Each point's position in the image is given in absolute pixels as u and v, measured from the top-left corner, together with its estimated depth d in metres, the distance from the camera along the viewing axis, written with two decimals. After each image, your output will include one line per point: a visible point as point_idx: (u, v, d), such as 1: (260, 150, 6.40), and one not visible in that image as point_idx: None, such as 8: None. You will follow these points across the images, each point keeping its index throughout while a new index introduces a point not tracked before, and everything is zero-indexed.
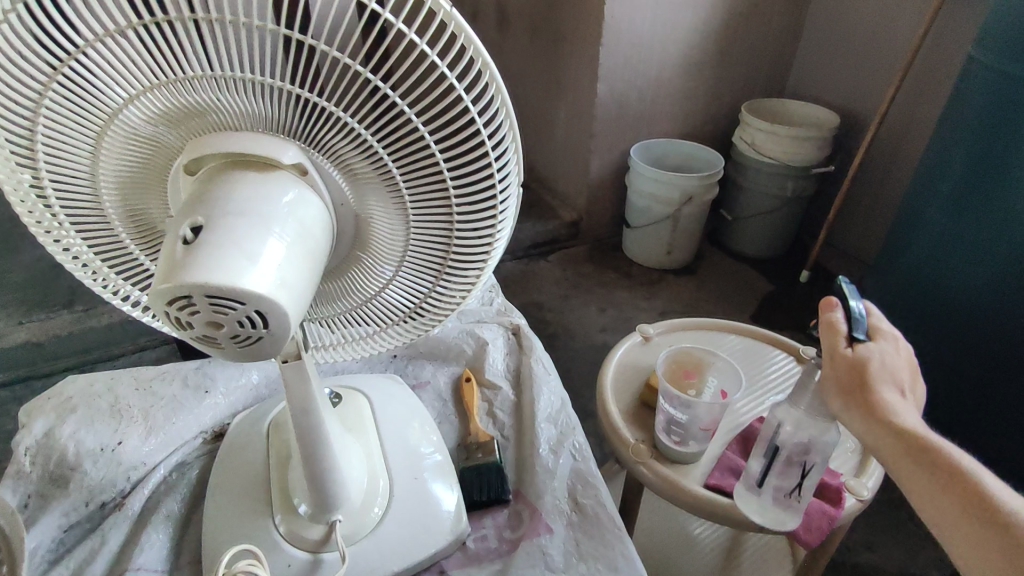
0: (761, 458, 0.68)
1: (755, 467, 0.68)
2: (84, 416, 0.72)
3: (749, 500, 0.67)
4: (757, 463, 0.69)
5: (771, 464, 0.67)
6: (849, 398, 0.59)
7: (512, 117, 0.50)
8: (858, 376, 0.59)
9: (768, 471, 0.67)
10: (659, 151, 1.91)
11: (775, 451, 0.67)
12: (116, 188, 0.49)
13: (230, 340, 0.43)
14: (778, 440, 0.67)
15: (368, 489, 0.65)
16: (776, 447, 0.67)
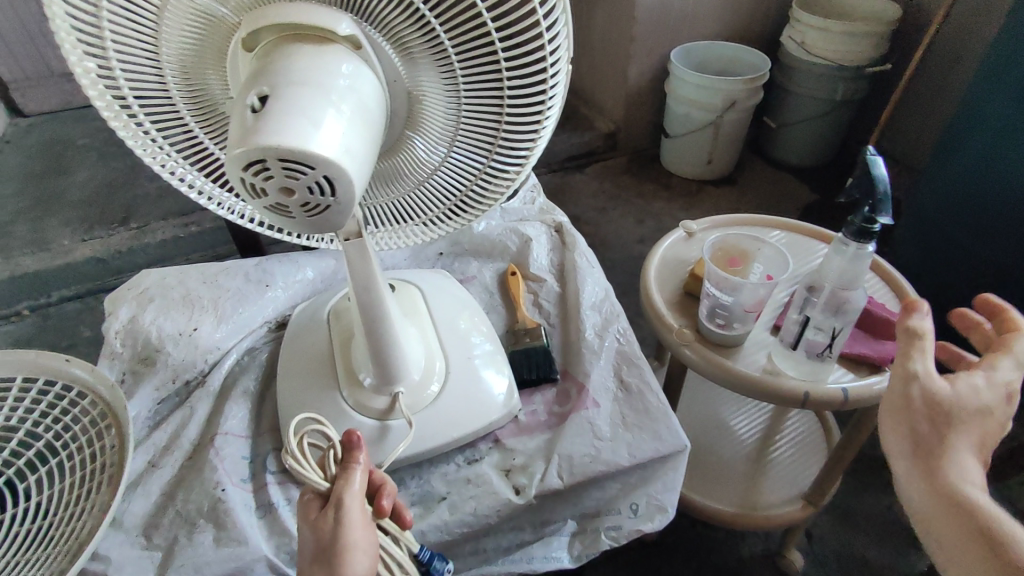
0: (793, 326, 0.71)
1: (789, 333, 0.71)
2: (161, 305, 0.78)
3: (785, 359, 0.71)
4: (791, 330, 0.71)
5: (801, 331, 0.70)
6: (898, 446, 0.50)
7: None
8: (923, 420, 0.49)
9: (800, 337, 0.70)
10: (702, 55, 1.82)
11: (807, 320, 0.69)
12: (179, 68, 0.51)
13: (300, 208, 0.45)
14: (809, 308, 0.70)
15: (427, 367, 0.69)
16: (806, 322, 0.69)
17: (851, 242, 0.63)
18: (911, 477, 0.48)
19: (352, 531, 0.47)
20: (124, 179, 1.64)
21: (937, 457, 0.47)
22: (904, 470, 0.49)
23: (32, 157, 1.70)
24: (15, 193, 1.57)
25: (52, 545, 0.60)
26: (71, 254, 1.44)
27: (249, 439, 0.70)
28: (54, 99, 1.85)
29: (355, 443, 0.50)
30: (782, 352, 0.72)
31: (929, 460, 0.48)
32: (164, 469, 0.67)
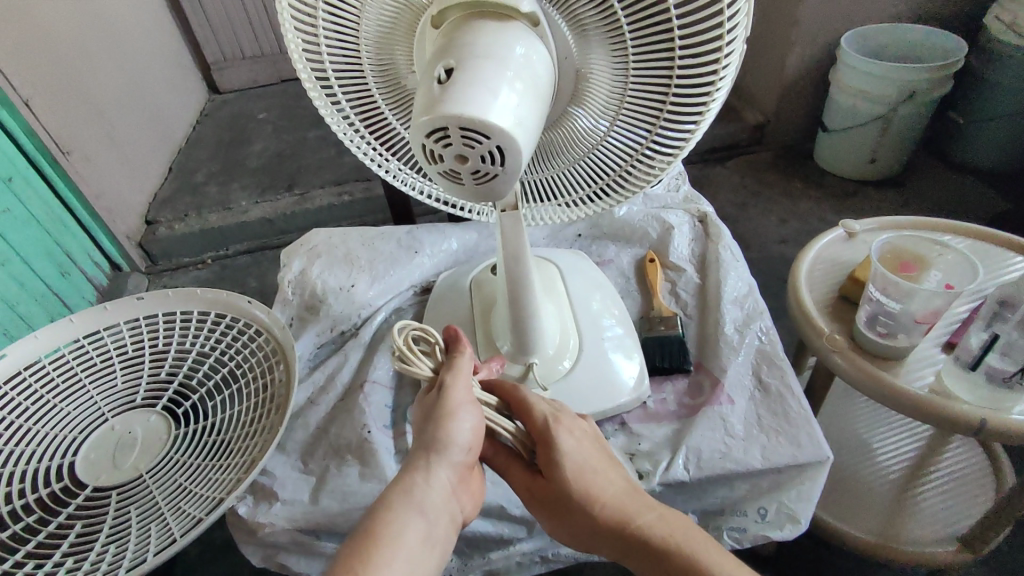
0: (976, 342, 0.64)
1: (971, 349, 0.64)
2: (327, 262, 0.87)
3: (957, 379, 0.64)
4: (972, 346, 0.64)
5: (987, 347, 0.63)
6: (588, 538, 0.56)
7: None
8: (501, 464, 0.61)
9: (984, 355, 0.63)
10: (879, 40, 1.64)
11: (996, 337, 0.63)
12: (374, 45, 0.55)
13: (471, 175, 0.48)
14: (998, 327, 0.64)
15: (561, 343, 0.71)
16: (997, 337, 0.63)
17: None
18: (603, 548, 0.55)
19: (460, 402, 0.54)
20: (292, 151, 1.83)
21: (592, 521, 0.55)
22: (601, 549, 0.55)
23: (222, 128, 1.95)
24: (207, 159, 1.82)
25: (235, 455, 0.71)
26: (246, 213, 1.63)
27: (393, 390, 0.77)
28: (243, 78, 2.11)
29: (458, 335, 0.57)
30: (955, 371, 0.64)
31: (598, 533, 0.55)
32: (322, 406, 0.75)
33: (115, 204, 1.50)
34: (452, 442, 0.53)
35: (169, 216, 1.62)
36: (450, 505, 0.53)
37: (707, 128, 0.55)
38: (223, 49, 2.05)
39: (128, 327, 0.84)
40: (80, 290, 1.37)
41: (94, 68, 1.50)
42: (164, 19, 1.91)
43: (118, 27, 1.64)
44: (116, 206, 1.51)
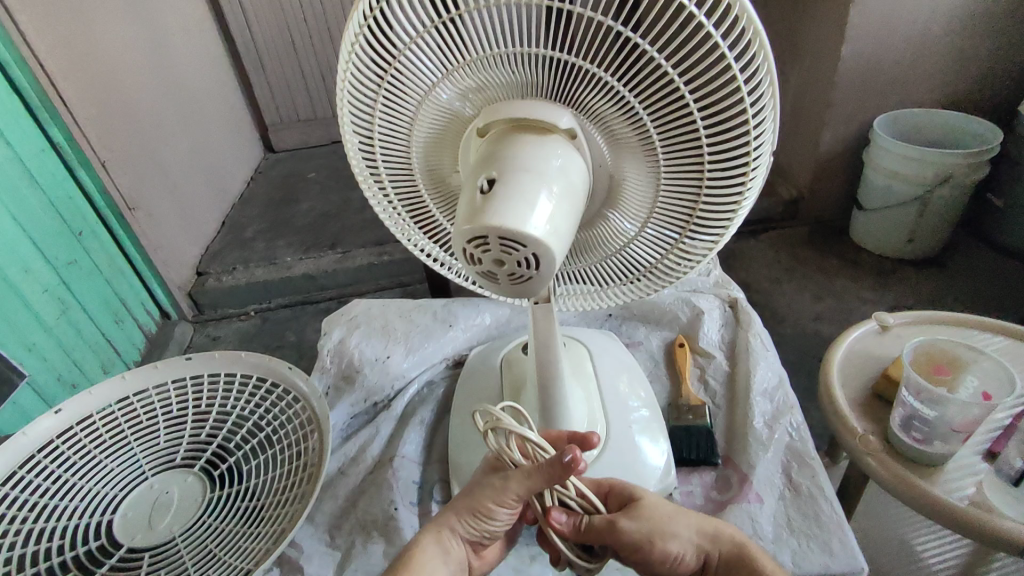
0: None
1: None
2: (365, 332, 0.91)
3: (1001, 493, 0.63)
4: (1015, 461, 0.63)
5: None
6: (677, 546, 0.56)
7: (774, 75, 0.50)
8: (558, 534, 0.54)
9: None
10: (913, 123, 1.66)
11: None
12: (423, 148, 0.61)
13: (507, 277, 0.51)
14: None
15: (588, 429, 0.71)
16: None
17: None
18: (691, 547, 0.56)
19: (507, 501, 0.54)
20: (337, 211, 1.92)
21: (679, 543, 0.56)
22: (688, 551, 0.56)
23: (273, 186, 2.07)
24: (258, 215, 1.92)
25: (265, 524, 0.73)
26: (290, 269, 1.70)
27: (420, 466, 0.78)
28: (296, 139, 2.25)
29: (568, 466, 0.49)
30: (998, 485, 0.63)
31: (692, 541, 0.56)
32: (351, 478, 0.77)
33: (171, 256, 1.59)
34: (487, 521, 0.56)
35: (218, 269, 1.71)
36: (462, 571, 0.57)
37: (736, 230, 0.58)
38: (280, 112, 2.20)
39: (174, 386, 0.87)
40: (131, 337, 1.44)
41: (164, 131, 1.63)
42: (230, 85, 2.06)
43: (189, 93, 1.78)
44: (172, 258, 1.59)
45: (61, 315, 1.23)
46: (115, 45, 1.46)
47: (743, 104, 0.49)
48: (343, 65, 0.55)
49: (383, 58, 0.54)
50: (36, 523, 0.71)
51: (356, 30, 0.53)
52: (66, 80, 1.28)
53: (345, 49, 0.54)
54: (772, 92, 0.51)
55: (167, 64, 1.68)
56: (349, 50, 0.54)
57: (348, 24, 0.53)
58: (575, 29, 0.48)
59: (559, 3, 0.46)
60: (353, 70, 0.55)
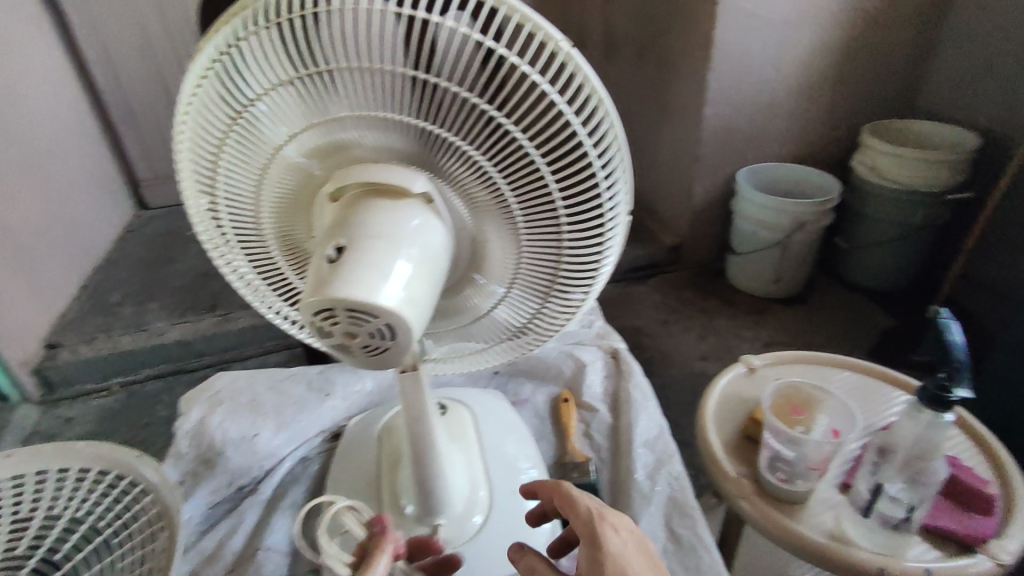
0: (865, 487, 0.66)
1: (860, 495, 0.66)
2: (229, 408, 0.82)
3: (856, 525, 0.65)
4: (861, 492, 0.67)
5: (874, 495, 0.65)
6: None
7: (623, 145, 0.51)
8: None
9: (873, 502, 0.65)
10: (769, 175, 1.84)
11: (880, 485, 0.65)
12: (274, 210, 0.57)
13: (362, 349, 0.48)
14: (880, 473, 0.66)
15: (470, 498, 0.68)
16: (879, 486, 0.65)
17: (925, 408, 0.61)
18: None
19: None
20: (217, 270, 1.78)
21: None
22: None
23: (146, 246, 1.89)
24: (124, 278, 1.74)
25: None
26: (159, 336, 1.53)
27: (289, 556, 0.71)
28: (172, 194, 2.09)
29: (383, 521, 0.53)
30: (852, 517, 0.66)
31: None
32: None
33: (13, 328, 1.39)
34: None
35: (74, 340, 1.51)
36: None
37: (599, 291, 0.59)
38: (154, 167, 2.05)
39: None
40: None
41: (7, 188, 1.45)
42: (93, 137, 1.89)
43: (42, 147, 1.61)
44: (14, 330, 1.39)
45: None
46: None
47: (593, 170, 0.50)
48: (181, 116, 0.51)
49: (227, 112, 0.50)
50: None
51: (192, 85, 0.50)
52: None
53: (184, 99, 0.50)
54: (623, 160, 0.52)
55: (14, 117, 1.52)
56: (185, 106, 0.50)
57: (184, 79, 0.49)
58: (426, 95, 0.47)
59: (406, 69, 0.45)
60: (189, 127, 0.51)
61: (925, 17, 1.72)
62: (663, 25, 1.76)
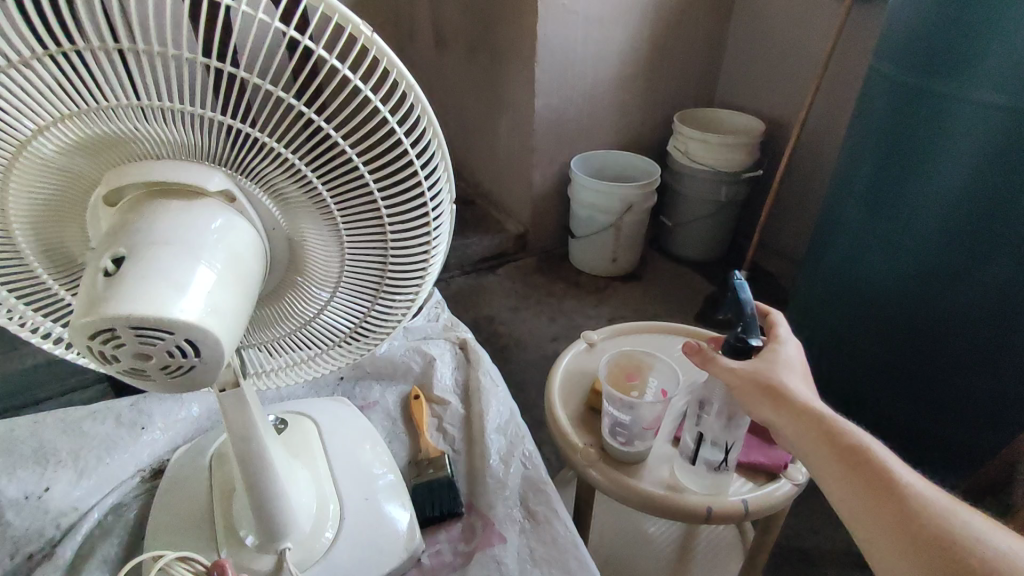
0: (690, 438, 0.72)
1: (687, 446, 0.72)
2: (6, 465, 0.69)
3: (688, 473, 0.72)
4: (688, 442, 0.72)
5: (698, 446, 0.70)
6: (758, 402, 0.62)
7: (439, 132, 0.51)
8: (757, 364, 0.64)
9: (698, 452, 0.71)
10: (599, 162, 1.97)
11: (702, 435, 0.71)
12: (28, 218, 0.47)
13: (160, 370, 0.42)
14: (701, 426, 0.71)
15: (319, 515, 0.64)
16: (701, 437, 0.70)
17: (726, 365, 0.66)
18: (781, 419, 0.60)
19: None
20: None
21: (785, 397, 0.60)
22: (774, 415, 0.61)
23: None
24: None
25: None
26: None
27: None
28: None
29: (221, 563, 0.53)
30: (685, 467, 0.72)
31: (781, 402, 0.60)
32: None
33: None
34: None
35: None
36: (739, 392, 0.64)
37: (430, 289, 0.59)
38: None
39: None
40: None
41: None
42: None
43: None
44: None
45: None
46: None
47: (412, 164, 0.49)
48: None
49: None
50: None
51: None
52: None
53: None
54: (441, 148, 0.52)
55: None
56: None
57: None
58: (212, 84, 0.42)
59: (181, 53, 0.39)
60: None
61: (716, 17, 1.95)
62: (490, 18, 1.78)
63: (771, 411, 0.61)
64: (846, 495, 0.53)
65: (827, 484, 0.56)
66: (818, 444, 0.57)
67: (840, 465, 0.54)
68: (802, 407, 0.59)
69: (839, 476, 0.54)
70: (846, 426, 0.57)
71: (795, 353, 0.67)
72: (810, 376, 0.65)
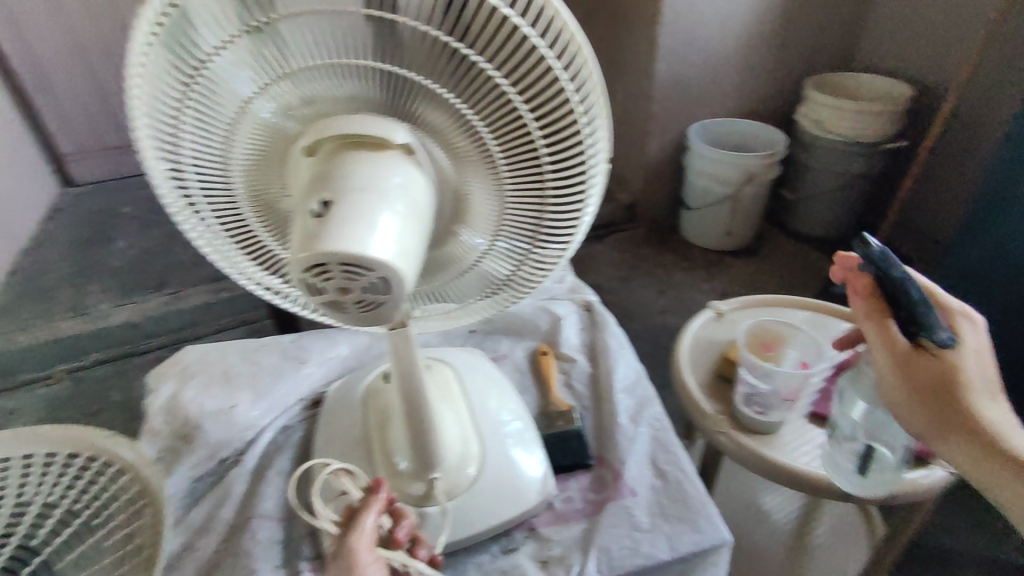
0: None
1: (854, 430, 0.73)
2: (202, 382, 0.80)
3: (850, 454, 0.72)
4: None
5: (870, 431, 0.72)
6: (914, 403, 0.60)
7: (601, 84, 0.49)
8: (913, 373, 0.60)
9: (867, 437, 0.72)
10: (719, 131, 1.88)
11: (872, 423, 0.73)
12: (245, 170, 0.54)
13: (355, 304, 0.47)
14: None
15: (463, 452, 0.69)
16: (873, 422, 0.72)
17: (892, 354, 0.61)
18: (938, 424, 0.59)
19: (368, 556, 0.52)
20: (162, 247, 1.65)
21: (947, 403, 0.58)
22: (928, 421, 0.59)
23: (77, 224, 1.74)
24: (56, 260, 1.59)
25: None
26: (106, 319, 1.42)
27: (282, 521, 0.71)
28: (103, 168, 1.92)
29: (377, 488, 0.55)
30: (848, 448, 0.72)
31: (942, 408, 0.58)
32: (202, 550, 0.68)
33: None
34: None
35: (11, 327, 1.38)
36: (892, 384, 0.62)
37: (584, 236, 0.58)
38: (78, 139, 1.87)
39: None
40: None
41: None
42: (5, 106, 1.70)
43: None
44: None
45: None
46: None
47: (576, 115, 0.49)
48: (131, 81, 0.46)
49: (183, 75, 0.47)
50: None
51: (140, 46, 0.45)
52: None
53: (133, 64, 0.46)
54: (599, 93, 0.49)
55: None
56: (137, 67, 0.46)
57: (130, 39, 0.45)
58: (401, 35, 0.46)
59: (380, 10, 0.44)
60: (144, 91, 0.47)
61: None
62: None
63: (926, 417, 0.59)
64: (1007, 496, 0.56)
65: (980, 482, 0.58)
66: (973, 450, 0.57)
67: (1004, 472, 0.56)
68: (963, 417, 0.58)
69: (1002, 479, 0.56)
70: (1012, 436, 0.56)
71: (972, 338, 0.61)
72: (988, 366, 0.60)
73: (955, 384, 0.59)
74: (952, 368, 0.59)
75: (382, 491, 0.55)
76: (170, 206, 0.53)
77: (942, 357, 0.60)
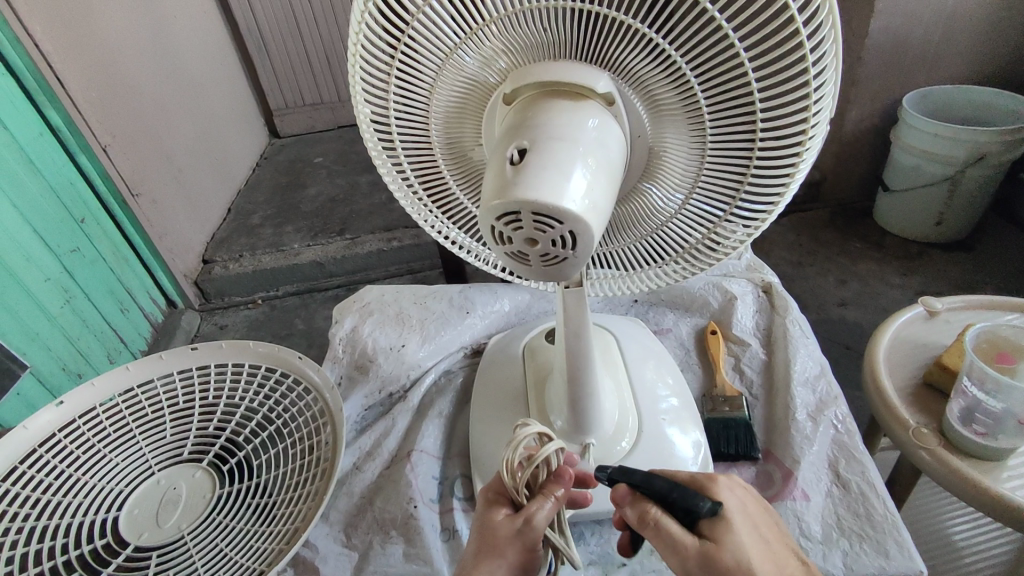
0: None
1: None
2: (379, 320, 0.87)
3: None
4: None
5: None
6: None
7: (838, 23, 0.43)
8: (715, 569, 0.43)
9: None
10: (942, 100, 1.58)
11: None
12: (444, 120, 0.56)
13: (539, 257, 0.47)
14: None
15: (620, 422, 0.68)
16: None
17: (691, 557, 0.44)
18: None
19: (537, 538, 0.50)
20: (345, 196, 1.81)
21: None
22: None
23: (279, 171, 1.97)
24: (262, 202, 1.81)
25: (277, 522, 0.69)
26: (297, 256, 1.59)
27: (439, 460, 0.75)
28: (302, 123, 2.15)
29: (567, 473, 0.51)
30: None
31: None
32: (367, 473, 0.74)
33: (177, 242, 1.49)
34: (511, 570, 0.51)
35: (225, 256, 1.60)
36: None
37: (793, 195, 0.52)
38: (285, 97, 2.10)
39: (180, 377, 0.83)
40: (137, 325, 1.36)
41: (166, 112, 1.52)
42: (232, 65, 1.95)
43: (192, 73, 1.68)
44: (178, 245, 1.50)
45: (65, 305, 1.15)
46: (114, 22, 1.36)
47: (806, 62, 0.43)
48: (354, 34, 0.49)
49: (393, 33, 0.49)
50: (24, 522, 0.66)
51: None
52: (60, 56, 1.18)
53: (357, 16, 0.49)
54: (835, 36, 0.44)
55: (168, 43, 1.58)
56: (360, 20, 0.49)
57: None
58: None
59: None
60: (363, 44, 0.50)
61: None
62: None
63: None
64: None
65: None
66: None
67: None
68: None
69: None
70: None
71: (736, 503, 0.47)
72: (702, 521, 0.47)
73: (750, 570, 0.43)
74: (737, 546, 0.44)
75: (567, 482, 0.51)
76: (375, 156, 0.58)
77: (727, 531, 0.45)
